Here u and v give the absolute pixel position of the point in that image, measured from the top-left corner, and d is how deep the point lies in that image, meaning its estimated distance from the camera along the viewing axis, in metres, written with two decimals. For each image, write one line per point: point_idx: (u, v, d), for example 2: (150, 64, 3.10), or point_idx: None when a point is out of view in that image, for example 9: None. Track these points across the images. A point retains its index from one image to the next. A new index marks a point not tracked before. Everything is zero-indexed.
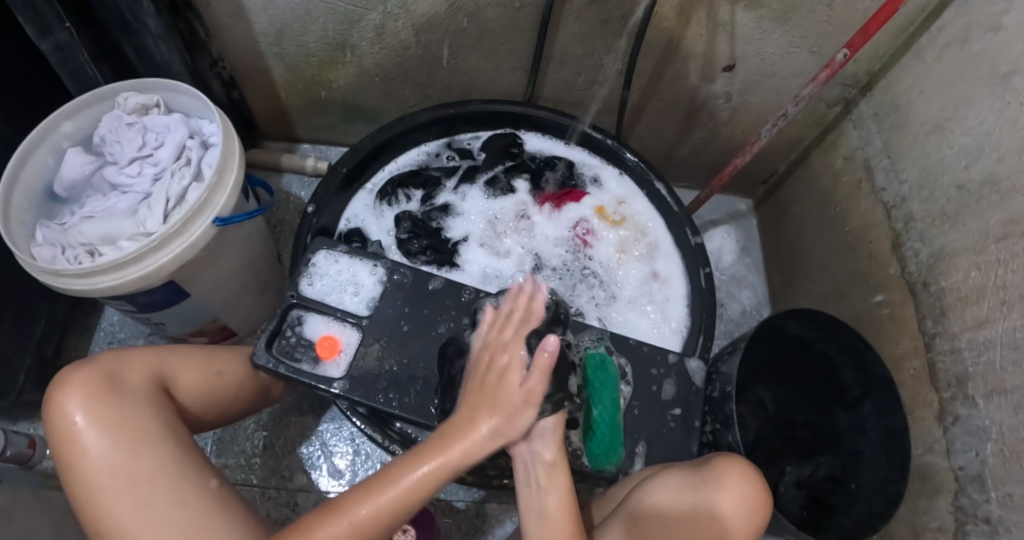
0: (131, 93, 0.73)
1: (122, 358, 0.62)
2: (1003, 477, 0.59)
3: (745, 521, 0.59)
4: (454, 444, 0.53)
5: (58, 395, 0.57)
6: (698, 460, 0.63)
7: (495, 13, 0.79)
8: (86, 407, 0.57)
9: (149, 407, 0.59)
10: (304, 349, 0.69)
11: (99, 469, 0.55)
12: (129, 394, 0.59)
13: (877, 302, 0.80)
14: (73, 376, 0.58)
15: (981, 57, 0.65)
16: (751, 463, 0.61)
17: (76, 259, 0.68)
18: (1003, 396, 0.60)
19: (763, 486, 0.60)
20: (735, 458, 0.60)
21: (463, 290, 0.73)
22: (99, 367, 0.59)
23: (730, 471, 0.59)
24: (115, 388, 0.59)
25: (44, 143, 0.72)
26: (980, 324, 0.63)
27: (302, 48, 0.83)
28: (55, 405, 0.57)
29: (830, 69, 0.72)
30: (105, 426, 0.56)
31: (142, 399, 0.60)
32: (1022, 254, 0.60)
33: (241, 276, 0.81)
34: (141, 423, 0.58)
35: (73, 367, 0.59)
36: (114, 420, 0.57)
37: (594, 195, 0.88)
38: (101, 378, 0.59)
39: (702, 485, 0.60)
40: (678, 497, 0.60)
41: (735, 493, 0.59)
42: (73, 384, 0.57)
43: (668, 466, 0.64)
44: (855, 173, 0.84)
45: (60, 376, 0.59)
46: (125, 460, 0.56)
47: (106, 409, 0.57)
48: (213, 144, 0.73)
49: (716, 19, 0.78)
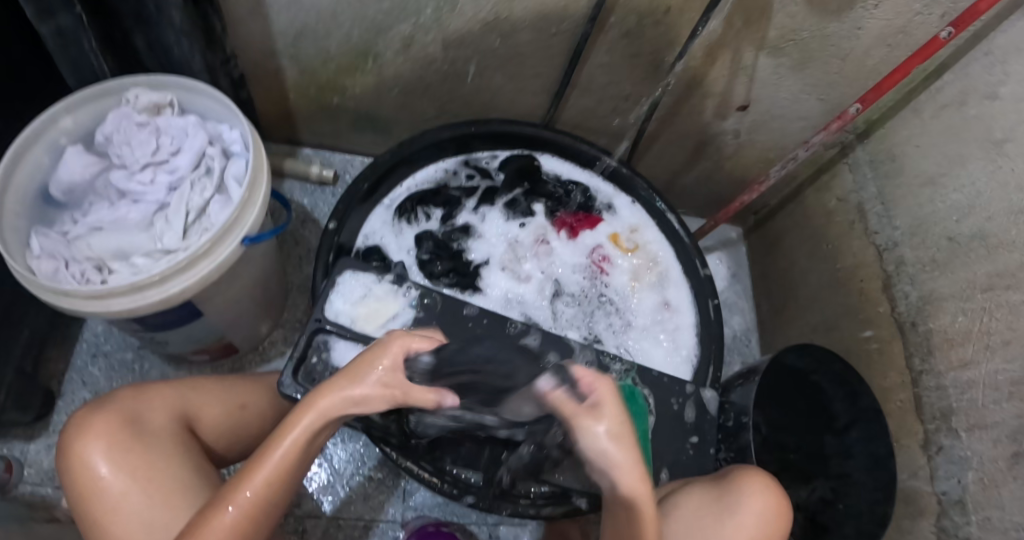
0: (143, 91, 0.67)
1: (141, 397, 0.57)
2: (983, 501, 0.67)
3: (771, 527, 0.63)
4: (306, 414, 0.50)
5: (80, 442, 0.53)
6: (715, 476, 0.67)
7: (528, 37, 0.79)
8: (113, 456, 0.53)
9: (176, 453, 0.55)
10: (332, 377, 0.66)
11: (133, 528, 0.51)
12: (156, 439, 0.55)
13: (866, 337, 0.87)
14: (91, 421, 0.54)
15: (977, 122, 0.73)
16: (767, 474, 0.66)
17: (83, 275, 0.62)
18: (984, 430, 0.68)
19: (780, 489, 0.65)
20: (750, 468, 0.66)
21: (506, 324, 0.72)
22: (119, 410, 0.55)
23: (753, 481, 0.64)
24: (138, 433, 0.54)
25: (41, 139, 0.65)
26: (964, 365, 0.71)
27: (321, 51, 0.80)
28: (75, 456, 0.53)
29: (841, 121, 0.80)
30: (133, 477, 0.52)
31: (169, 444, 0.56)
32: (1006, 305, 0.68)
33: (254, 293, 0.76)
34: (171, 473, 0.54)
35: (89, 411, 0.55)
36: (144, 469, 0.53)
37: (608, 221, 0.90)
38: (122, 423, 0.54)
39: (727, 494, 0.64)
40: (703, 508, 0.64)
41: (758, 500, 0.63)
42: (93, 430, 0.53)
43: (687, 483, 0.68)
44: (849, 215, 0.91)
45: (73, 421, 0.54)
46: (162, 517, 0.52)
47: (134, 456, 0.53)
48: (236, 153, 0.69)
49: (740, 63, 0.82)
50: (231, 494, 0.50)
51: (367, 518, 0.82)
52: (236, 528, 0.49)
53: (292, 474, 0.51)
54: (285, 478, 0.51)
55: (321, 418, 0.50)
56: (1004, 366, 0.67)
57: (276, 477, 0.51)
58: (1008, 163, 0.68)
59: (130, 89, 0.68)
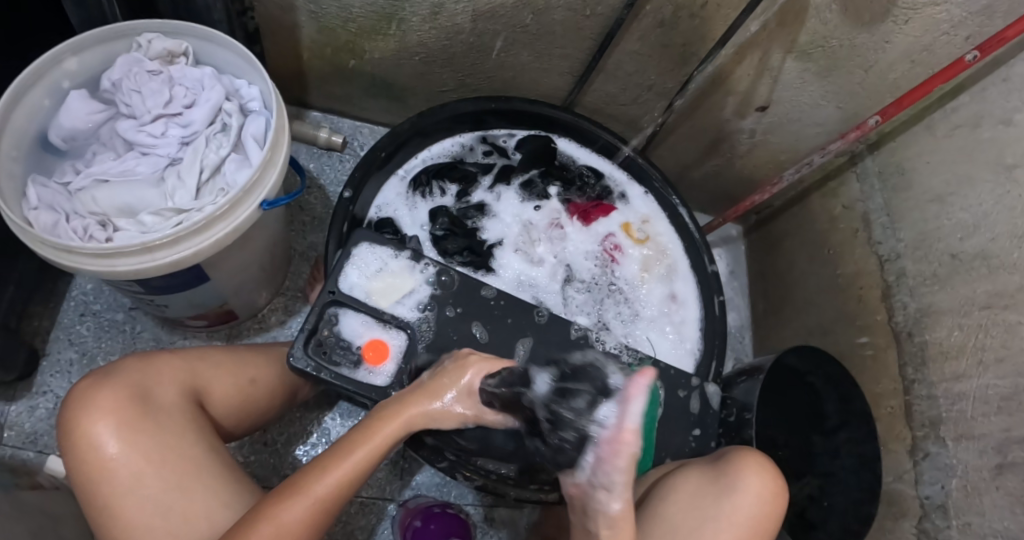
0: (157, 37, 0.63)
1: (151, 371, 0.57)
2: (964, 507, 0.70)
3: (769, 509, 0.61)
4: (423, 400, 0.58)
5: (87, 422, 0.52)
6: (712, 459, 0.65)
7: (562, 16, 0.77)
8: (123, 435, 0.52)
9: (187, 434, 0.55)
10: (344, 352, 0.64)
11: (148, 510, 0.52)
12: (168, 417, 0.55)
13: (861, 342, 0.90)
14: (99, 397, 0.53)
15: (989, 144, 0.72)
16: (765, 455, 0.64)
17: (86, 231, 0.58)
18: (970, 440, 0.71)
19: (778, 472, 0.62)
20: (749, 449, 0.63)
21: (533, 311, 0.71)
22: (126, 388, 0.54)
23: (749, 462, 0.62)
24: (148, 412, 0.54)
25: (44, 80, 0.61)
26: (957, 377, 0.73)
27: (344, 11, 0.76)
28: (82, 436, 0.52)
29: (861, 130, 0.80)
30: (147, 458, 0.53)
31: (180, 423, 0.56)
32: (1003, 325, 0.69)
33: (259, 259, 0.74)
34: (185, 454, 0.54)
35: (94, 386, 0.54)
36: (156, 449, 0.53)
37: (621, 210, 0.89)
38: (131, 403, 0.54)
39: (723, 476, 0.62)
40: (701, 489, 0.63)
41: (756, 483, 0.61)
42: (101, 407, 0.53)
43: (683, 466, 0.66)
44: (853, 222, 0.93)
45: (78, 396, 0.54)
46: (180, 500, 0.53)
47: (145, 437, 0.53)
48: (253, 110, 0.65)
49: (767, 64, 0.82)
50: (308, 485, 0.54)
51: (364, 495, 0.83)
52: (309, 517, 0.53)
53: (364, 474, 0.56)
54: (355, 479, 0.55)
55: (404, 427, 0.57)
56: (995, 382, 0.69)
57: (350, 481, 0.55)
58: (1015, 187, 0.68)
59: (142, 33, 0.63)
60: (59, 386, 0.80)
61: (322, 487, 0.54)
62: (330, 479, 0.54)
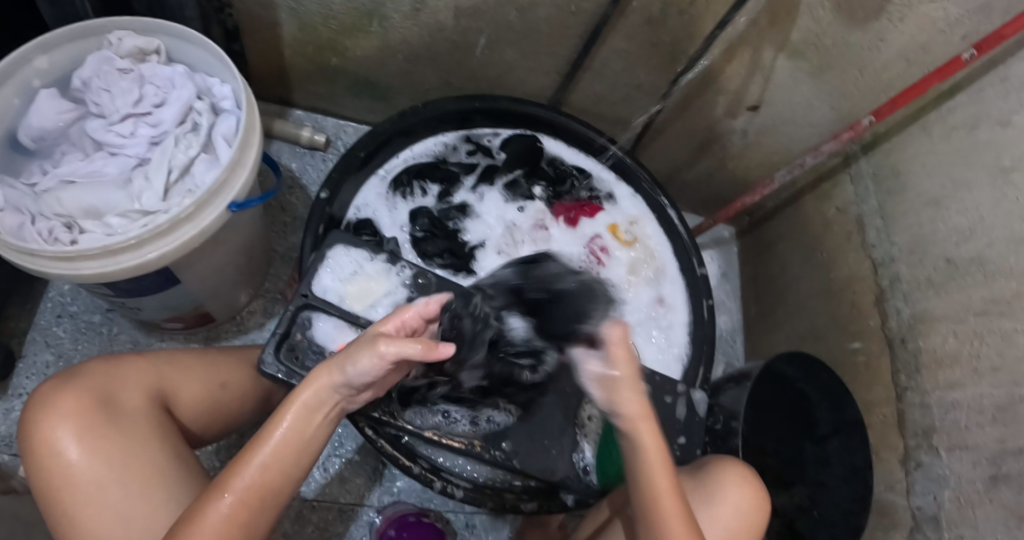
0: (127, 34, 0.62)
1: (113, 375, 0.56)
2: (958, 520, 0.68)
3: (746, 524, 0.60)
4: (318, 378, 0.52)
5: (47, 426, 0.51)
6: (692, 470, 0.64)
7: (546, 13, 0.75)
8: (83, 442, 0.52)
9: (152, 440, 0.54)
10: (316, 357, 0.62)
11: (108, 517, 0.51)
12: (131, 422, 0.54)
13: (854, 349, 0.87)
14: (58, 402, 0.52)
15: (986, 145, 0.70)
16: (747, 469, 0.62)
17: (51, 232, 0.57)
18: (964, 451, 0.68)
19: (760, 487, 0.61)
20: (730, 462, 0.61)
21: None
22: (87, 391, 0.53)
23: (728, 477, 0.60)
24: (110, 417, 0.53)
25: (12, 78, 0.60)
26: (951, 386, 0.71)
27: (324, 7, 0.74)
28: (40, 442, 0.51)
29: (855, 131, 0.78)
30: (109, 463, 0.52)
31: (143, 426, 0.55)
32: (999, 332, 0.66)
33: (235, 260, 0.72)
34: (148, 460, 0.53)
35: (54, 392, 0.53)
36: (118, 455, 0.52)
37: (608, 211, 0.87)
38: (93, 407, 0.53)
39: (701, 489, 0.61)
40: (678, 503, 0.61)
41: (736, 499, 0.59)
42: (60, 412, 0.52)
43: None
44: (847, 225, 0.90)
45: (38, 402, 0.53)
46: (142, 508, 0.51)
47: (106, 444, 0.52)
48: (225, 110, 0.63)
49: (758, 62, 0.80)
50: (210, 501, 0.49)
51: (342, 501, 0.82)
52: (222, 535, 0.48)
53: (285, 466, 0.51)
54: (264, 491, 0.51)
55: (304, 413, 0.51)
56: (990, 391, 0.67)
57: (257, 488, 0.50)
58: (1013, 190, 0.66)
59: (113, 31, 0.62)
60: (35, 388, 0.79)
61: (224, 505, 0.49)
62: (234, 490, 0.49)
